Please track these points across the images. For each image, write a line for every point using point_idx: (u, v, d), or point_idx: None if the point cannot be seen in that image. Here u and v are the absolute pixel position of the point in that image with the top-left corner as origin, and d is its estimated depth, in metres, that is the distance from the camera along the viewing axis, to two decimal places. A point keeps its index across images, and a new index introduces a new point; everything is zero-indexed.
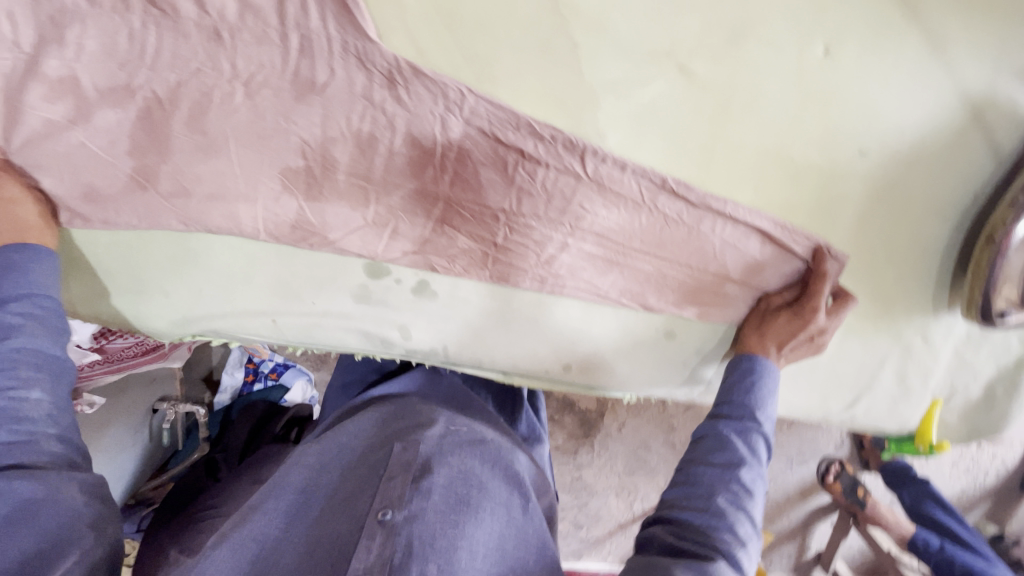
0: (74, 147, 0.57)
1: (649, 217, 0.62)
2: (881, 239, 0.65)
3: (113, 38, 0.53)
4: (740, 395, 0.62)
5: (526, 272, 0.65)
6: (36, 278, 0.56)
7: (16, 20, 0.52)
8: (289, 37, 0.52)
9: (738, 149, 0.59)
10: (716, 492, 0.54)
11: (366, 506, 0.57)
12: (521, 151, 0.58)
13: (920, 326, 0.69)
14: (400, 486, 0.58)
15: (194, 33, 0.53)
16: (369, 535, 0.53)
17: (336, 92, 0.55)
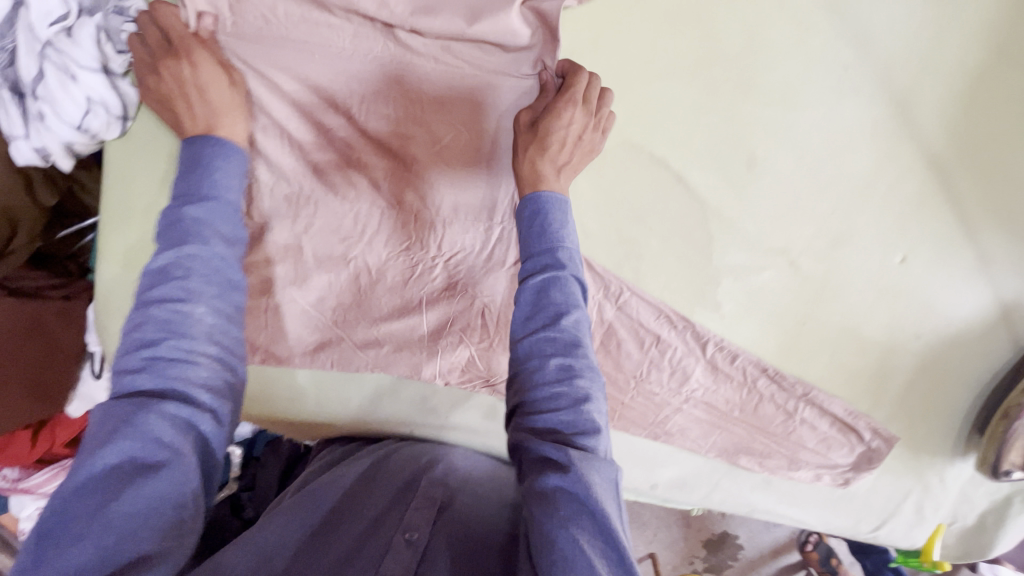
0: (285, 301, 0.64)
1: (749, 394, 0.74)
2: (920, 403, 0.80)
3: (341, 222, 0.63)
4: (529, 310, 0.48)
5: (644, 428, 0.74)
6: (218, 175, 0.51)
7: (251, 195, 0.61)
8: (492, 227, 0.64)
9: (824, 325, 0.73)
10: (545, 359, 0.46)
11: (387, 533, 0.49)
12: (659, 335, 0.70)
13: (939, 469, 0.84)
14: (424, 515, 0.51)
15: (407, 218, 0.64)
16: (394, 556, 0.46)
17: (522, 270, 0.65)
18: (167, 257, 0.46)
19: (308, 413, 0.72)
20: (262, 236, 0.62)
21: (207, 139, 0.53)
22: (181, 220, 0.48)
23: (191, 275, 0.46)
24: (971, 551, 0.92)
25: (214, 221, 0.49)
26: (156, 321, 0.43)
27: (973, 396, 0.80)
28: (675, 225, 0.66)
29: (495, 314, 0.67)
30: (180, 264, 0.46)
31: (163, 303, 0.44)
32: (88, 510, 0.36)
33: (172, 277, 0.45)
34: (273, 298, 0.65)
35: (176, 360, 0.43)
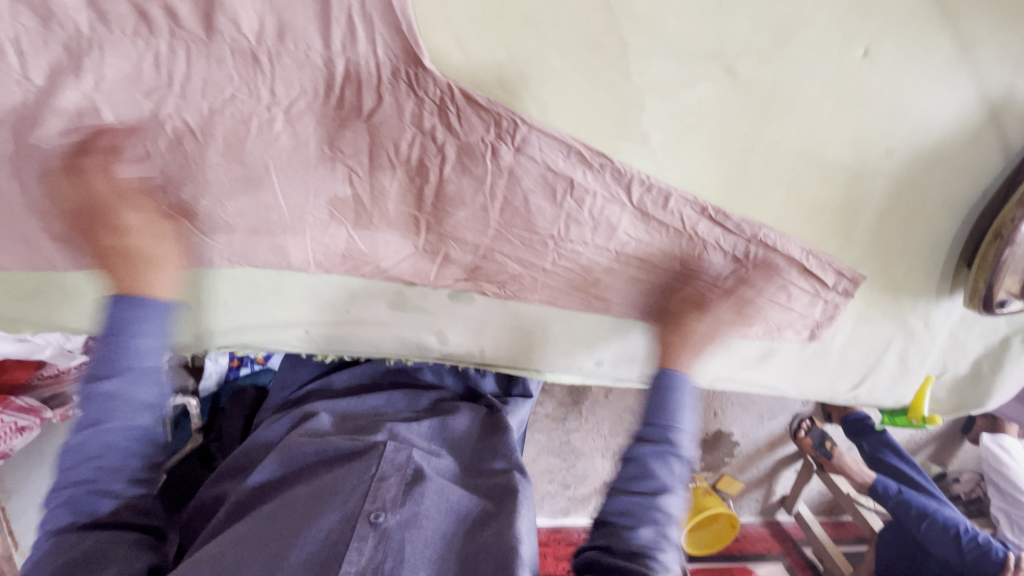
0: (102, 184, 0.54)
1: (688, 242, 0.65)
2: (898, 234, 0.69)
3: (139, 65, 0.51)
4: (629, 477, 0.60)
5: (573, 294, 0.66)
6: (144, 345, 0.53)
7: (22, 49, 0.48)
8: (334, 62, 0.51)
9: (776, 148, 0.61)
10: (641, 527, 0.58)
11: (354, 505, 0.57)
12: (571, 179, 0.59)
13: (923, 311, 0.74)
14: (394, 488, 0.59)
15: (228, 57, 0.51)
16: (360, 537, 0.55)
17: (383, 118, 0.54)
18: (90, 393, 0.51)
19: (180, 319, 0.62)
20: (50, 102, 0.51)
21: (129, 303, 0.53)
22: (123, 342, 0.52)
23: (116, 400, 0.51)
24: (966, 403, 0.83)
25: (150, 343, 0.54)
26: (87, 424, 0.51)
27: (961, 221, 0.69)
28: (577, 31, 0.53)
29: (365, 183, 0.57)
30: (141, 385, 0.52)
31: (114, 396, 0.51)
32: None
33: (123, 394, 0.52)
34: (89, 185, 0.54)
35: (111, 432, 0.51)
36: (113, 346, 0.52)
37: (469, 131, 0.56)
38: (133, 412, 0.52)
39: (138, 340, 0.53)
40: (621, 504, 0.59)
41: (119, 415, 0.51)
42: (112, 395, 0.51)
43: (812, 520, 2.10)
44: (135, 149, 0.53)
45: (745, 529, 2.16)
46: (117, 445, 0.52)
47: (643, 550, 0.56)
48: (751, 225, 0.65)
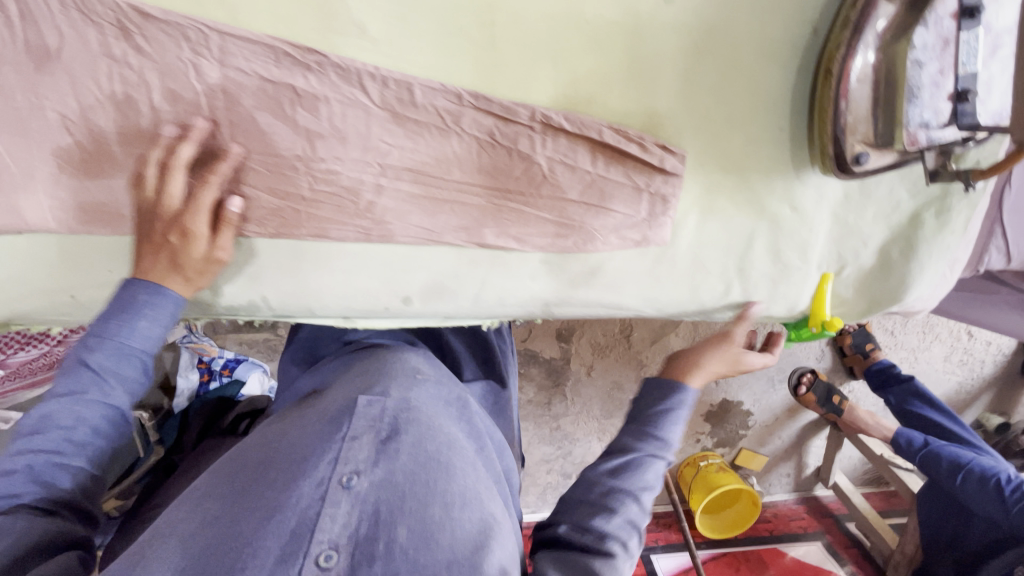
0: None
1: (458, 141, 0.57)
2: (714, 98, 0.58)
3: None
4: (625, 465, 0.60)
5: (347, 222, 0.60)
6: (144, 329, 0.58)
7: None
8: (5, 3, 0.50)
9: (521, 17, 0.53)
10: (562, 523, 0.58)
11: (325, 470, 0.55)
12: (293, 87, 0.54)
13: (784, 191, 0.62)
14: (364, 450, 0.57)
15: None
16: (333, 503, 0.52)
17: (73, 54, 0.52)
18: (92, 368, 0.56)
19: None
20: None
21: (142, 284, 0.57)
22: (108, 330, 0.57)
23: (102, 367, 0.57)
24: (882, 302, 0.68)
25: (132, 327, 0.57)
26: (64, 409, 0.55)
27: (795, 70, 0.57)
28: None
29: (83, 128, 0.55)
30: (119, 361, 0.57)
31: (88, 371, 0.56)
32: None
33: (100, 370, 0.57)
34: None
35: (85, 406, 0.56)
36: (103, 328, 0.57)
37: (164, 51, 0.52)
38: (108, 386, 0.57)
39: (131, 321, 0.57)
40: (606, 480, 0.59)
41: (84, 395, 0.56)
42: (80, 373, 0.56)
43: (851, 491, 1.87)
44: None
45: (777, 508, 1.96)
46: (76, 436, 0.56)
47: (600, 509, 0.57)
48: (524, 110, 0.56)
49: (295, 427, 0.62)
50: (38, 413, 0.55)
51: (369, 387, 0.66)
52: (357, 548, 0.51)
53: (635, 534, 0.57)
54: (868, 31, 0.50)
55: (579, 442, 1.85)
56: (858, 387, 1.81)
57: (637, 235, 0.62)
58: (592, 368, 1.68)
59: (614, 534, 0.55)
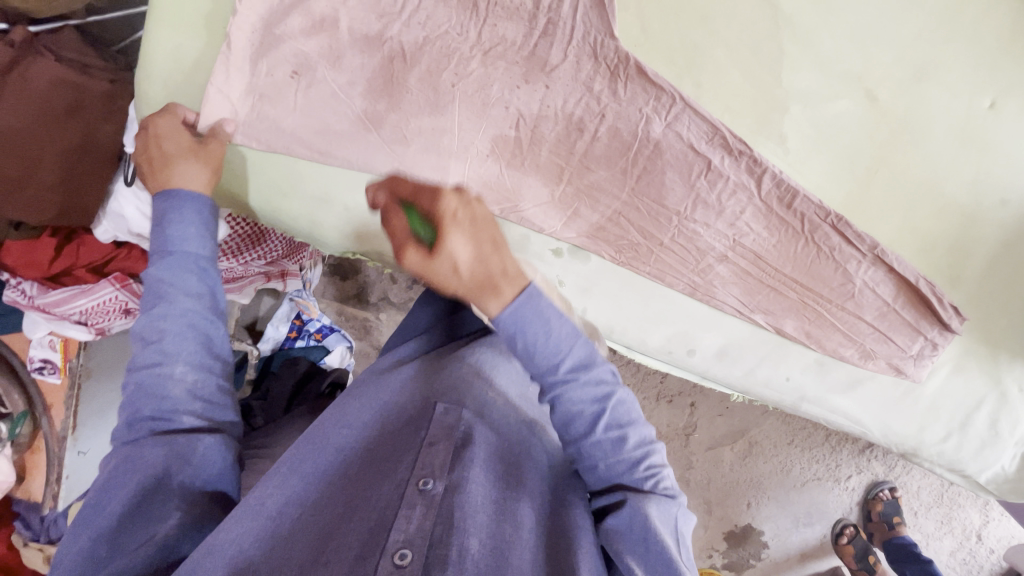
0: (318, 83, 0.63)
1: (804, 246, 0.69)
2: (1002, 286, 0.71)
3: None
4: (531, 356, 0.50)
5: (682, 276, 0.70)
6: (180, 234, 0.56)
7: None
8: (538, 19, 0.61)
9: (899, 176, 0.67)
10: (600, 454, 0.51)
11: (403, 474, 0.50)
12: (709, 161, 0.65)
13: (1020, 374, 0.74)
14: (442, 453, 0.52)
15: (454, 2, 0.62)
16: (409, 505, 0.46)
17: (561, 75, 0.63)
18: (170, 340, 0.53)
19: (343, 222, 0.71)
20: (305, 4, 0.61)
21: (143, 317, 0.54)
22: (173, 273, 0.55)
23: (142, 392, 0.52)
24: None
25: (188, 233, 0.57)
26: (159, 381, 0.52)
27: None
28: (743, 33, 0.63)
29: (528, 127, 0.65)
30: (144, 374, 0.53)
31: (149, 365, 0.52)
32: (125, 495, 0.47)
33: (171, 357, 0.53)
34: (304, 79, 0.63)
35: (170, 344, 0.53)
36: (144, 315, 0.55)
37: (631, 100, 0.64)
38: (182, 386, 0.53)
39: (184, 280, 0.55)
40: (598, 429, 0.51)
41: (183, 367, 0.53)
42: (190, 316, 0.55)
43: None
44: (353, 60, 0.63)
45: None
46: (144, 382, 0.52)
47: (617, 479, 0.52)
48: (869, 243, 0.68)
49: (368, 419, 0.61)
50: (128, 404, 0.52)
51: (455, 399, 0.60)
52: (429, 552, 0.44)
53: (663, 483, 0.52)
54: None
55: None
56: None
57: (901, 369, 0.73)
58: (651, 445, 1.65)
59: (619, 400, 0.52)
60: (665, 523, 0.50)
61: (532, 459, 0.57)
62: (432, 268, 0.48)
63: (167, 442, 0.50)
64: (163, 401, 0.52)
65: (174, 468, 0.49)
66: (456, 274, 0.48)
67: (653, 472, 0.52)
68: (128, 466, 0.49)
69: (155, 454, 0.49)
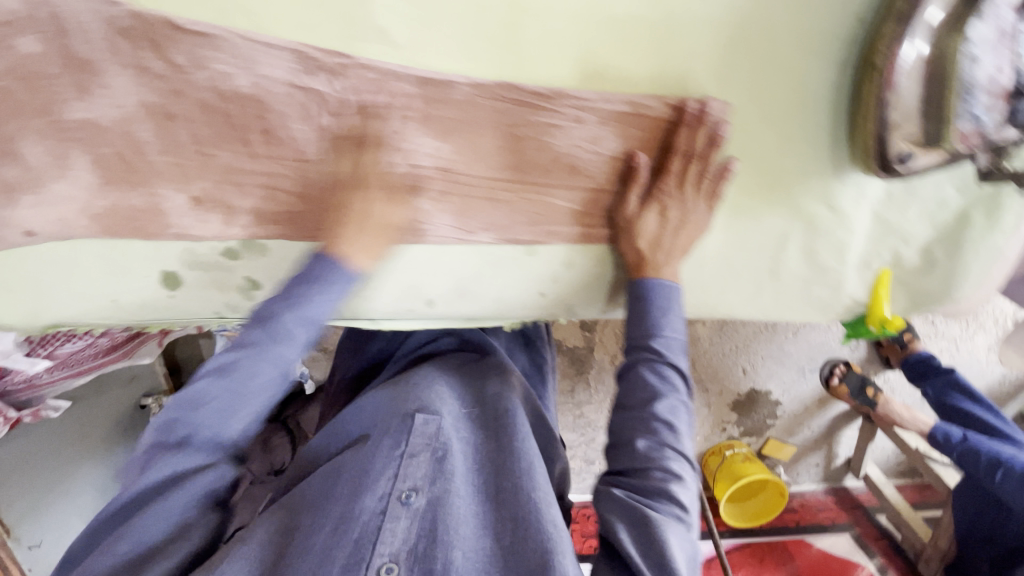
0: None
1: (488, 135, 0.56)
2: (748, 89, 0.55)
3: None
4: (643, 327, 0.61)
5: (381, 224, 0.61)
6: (319, 293, 0.61)
7: None
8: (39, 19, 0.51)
9: (547, 12, 0.51)
10: (636, 438, 0.59)
11: (385, 486, 0.61)
12: (321, 92, 0.54)
13: (820, 191, 0.59)
14: (422, 468, 0.63)
15: None
16: (393, 518, 0.59)
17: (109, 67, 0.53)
18: (300, 285, 0.61)
19: (19, 314, 0.65)
20: None
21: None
22: (297, 310, 0.57)
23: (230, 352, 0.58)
24: (923, 301, 0.66)
25: (532, 218, 0.61)
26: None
27: (833, 71, 0.55)
28: None
29: (121, 141, 0.56)
30: (240, 348, 0.58)
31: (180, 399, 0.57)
32: (222, 393, 0.57)
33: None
34: None
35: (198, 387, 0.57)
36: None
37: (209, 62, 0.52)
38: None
39: (346, 275, 0.61)
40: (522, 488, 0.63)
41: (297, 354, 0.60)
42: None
43: (884, 483, 1.71)
44: None
45: (804, 498, 1.77)
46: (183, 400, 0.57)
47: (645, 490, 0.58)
48: (553, 97, 0.54)
49: (354, 455, 0.65)
50: (221, 356, 0.58)
51: (427, 403, 0.70)
52: (414, 564, 0.56)
53: (674, 516, 0.57)
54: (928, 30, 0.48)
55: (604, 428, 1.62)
56: (893, 378, 1.68)
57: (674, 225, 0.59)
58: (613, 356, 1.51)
59: (669, 396, 0.60)
60: (685, 546, 0.56)
61: (494, 391, 0.76)
62: (666, 231, 0.59)
63: (246, 365, 0.57)
64: (240, 342, 0.58)
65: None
66: (665, 251, 0.60)
67: (673, 467, 0.58)
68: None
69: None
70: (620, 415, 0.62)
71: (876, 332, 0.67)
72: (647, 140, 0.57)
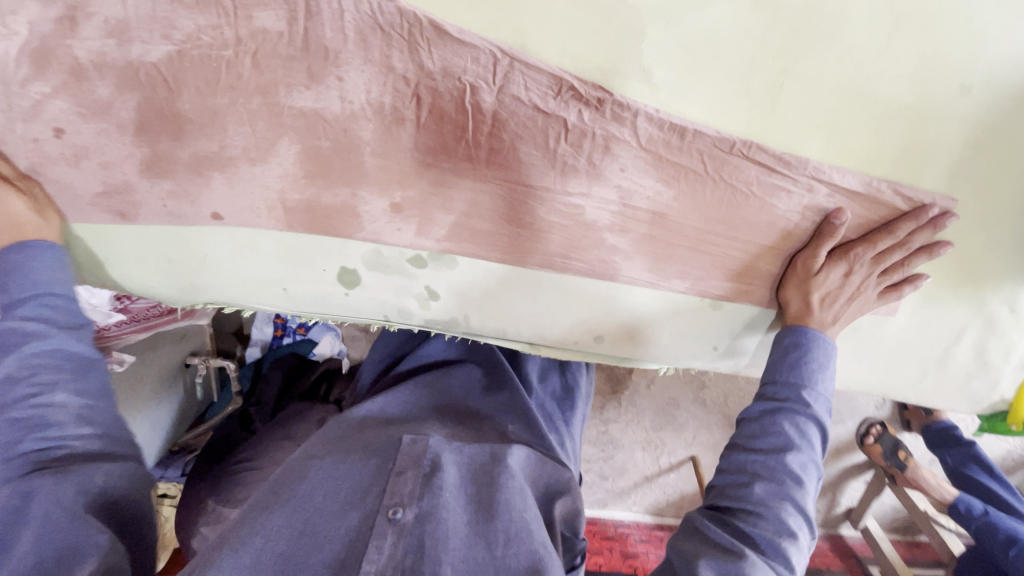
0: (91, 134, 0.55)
1: (714, 188, 0.55)
2: (978, 189, 0.55)
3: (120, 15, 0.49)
4: (792, 368, 0.57)
5: (575, 258, 0.60)
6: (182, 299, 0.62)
7: (25, 9, 0.49)
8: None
9: (813, 84, 0.50)
10: (753, 480, 0.53)
11: (373, 504, 0.53)
12: (565, 122, 0.52)
13: (1008, 294, 0.60)
14: (411, 481, 0.54)
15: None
16: (379, 535, 0.49)
17: (352, 61, 0.50)
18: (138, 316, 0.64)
19: (178, 287, 0.65)
20: (42, 49, 0.51)
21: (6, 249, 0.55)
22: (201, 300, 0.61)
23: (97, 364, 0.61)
24: None
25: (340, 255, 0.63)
26: (53, 362, 0.55)
27: None
28: None
29: (339, 136, 0.53)
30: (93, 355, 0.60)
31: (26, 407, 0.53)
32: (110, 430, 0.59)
33: (50, 288, 0.56)
34: (84, 137, 0.55)
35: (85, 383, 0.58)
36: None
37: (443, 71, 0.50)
38: (47, 325, 0.56)
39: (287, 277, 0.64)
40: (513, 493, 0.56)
41: None
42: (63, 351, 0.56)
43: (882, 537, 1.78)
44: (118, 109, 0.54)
45: None
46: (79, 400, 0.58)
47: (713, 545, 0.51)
48: (797, 165, 0.53)
49: (293, 480, 0.55)
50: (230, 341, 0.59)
51: (424, 435, 0.60)
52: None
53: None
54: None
55: (623, 449, 1.58)
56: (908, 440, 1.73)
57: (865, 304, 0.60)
58: (652, 384, 1.50)
59: (802, 450, 0.53)
60: None
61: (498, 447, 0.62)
62: (841, 293, 0.57)
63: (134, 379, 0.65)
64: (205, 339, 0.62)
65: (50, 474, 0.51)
66: (850, 319, 0.59)
67: (790, 522, 0.51)
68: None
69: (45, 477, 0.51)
70: (734, 456, 0.55)
71: (1015, 432, 0.69)
72: (868, 223, 0.56)
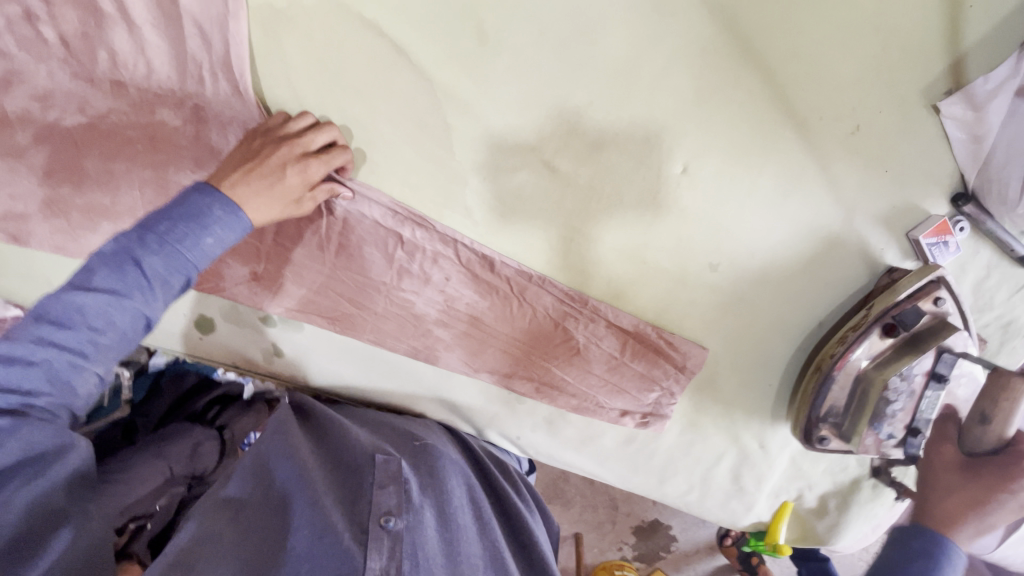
0: (8, 170, 0.65)
1: (518, 306, 0.68)
2: (726, 344, 0.69)
3: (49, 88, 0.61)
4: None
5: (404, 342, 0.71)
6: (131, 276, 0.51)
7: None
8: (189, 104, 0.60)
9: (594, 244, 0.64)
10: None
11: (363, 512, 0.59)
12: (400, 235, 0.64)
13: (758, 432, 0.73)
14: (395, 493, 0.60)
15: (103, 86, 0.60)
16: (376, 540, 0.56)
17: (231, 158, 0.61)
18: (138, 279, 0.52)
19: None
20: None
21: (222, 199, 0.55)
22: (96, 307, 0.50)
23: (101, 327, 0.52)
24: (811, 533, 0.82)
25: (196, 242, 0.54)
26: (70, 338, 0.50)
27: (790, 347, 0.69)
28: (405, 106, 0.59)
29: None
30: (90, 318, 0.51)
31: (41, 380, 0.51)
32: (82, 383, 0.53)
33: (193, 266, 0.55)
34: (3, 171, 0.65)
35: (76, 361, 0.51)
36: (164, 229, 0.53)
37: (293, 170, 0.56)
38: (164, 291, 0.53)
39: (203, 234, 0.54)
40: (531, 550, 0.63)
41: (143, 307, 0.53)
42: (60, 325, 0.50)
43: None
44: (34, 156, 0.64)
45: None
46: (57, 375, 0.51)
47: None
48: (580, 301, 0.67)
49: (288, 487, 0.60)
50: (85, 302, 0.50)
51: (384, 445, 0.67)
52: None
53: None
54: (910, 306, 0.60)
55: None
56: None
57: (639, 420, 0.72)
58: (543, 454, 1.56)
59: None
60: None
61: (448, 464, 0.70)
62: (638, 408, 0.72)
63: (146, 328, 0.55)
64: (101, 315, 0.51)
65: (61, 457, 0.53)
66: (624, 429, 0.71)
67: None
68: (8, 441, 0.48)
69: (68, 461, 0.54)
70: None
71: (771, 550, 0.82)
72: (642, 355, 0.69)
